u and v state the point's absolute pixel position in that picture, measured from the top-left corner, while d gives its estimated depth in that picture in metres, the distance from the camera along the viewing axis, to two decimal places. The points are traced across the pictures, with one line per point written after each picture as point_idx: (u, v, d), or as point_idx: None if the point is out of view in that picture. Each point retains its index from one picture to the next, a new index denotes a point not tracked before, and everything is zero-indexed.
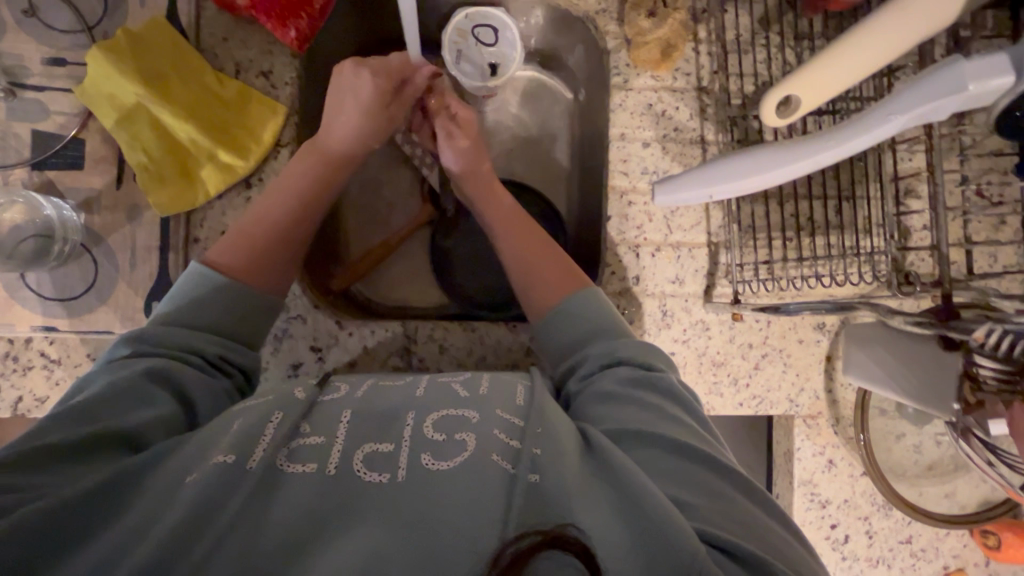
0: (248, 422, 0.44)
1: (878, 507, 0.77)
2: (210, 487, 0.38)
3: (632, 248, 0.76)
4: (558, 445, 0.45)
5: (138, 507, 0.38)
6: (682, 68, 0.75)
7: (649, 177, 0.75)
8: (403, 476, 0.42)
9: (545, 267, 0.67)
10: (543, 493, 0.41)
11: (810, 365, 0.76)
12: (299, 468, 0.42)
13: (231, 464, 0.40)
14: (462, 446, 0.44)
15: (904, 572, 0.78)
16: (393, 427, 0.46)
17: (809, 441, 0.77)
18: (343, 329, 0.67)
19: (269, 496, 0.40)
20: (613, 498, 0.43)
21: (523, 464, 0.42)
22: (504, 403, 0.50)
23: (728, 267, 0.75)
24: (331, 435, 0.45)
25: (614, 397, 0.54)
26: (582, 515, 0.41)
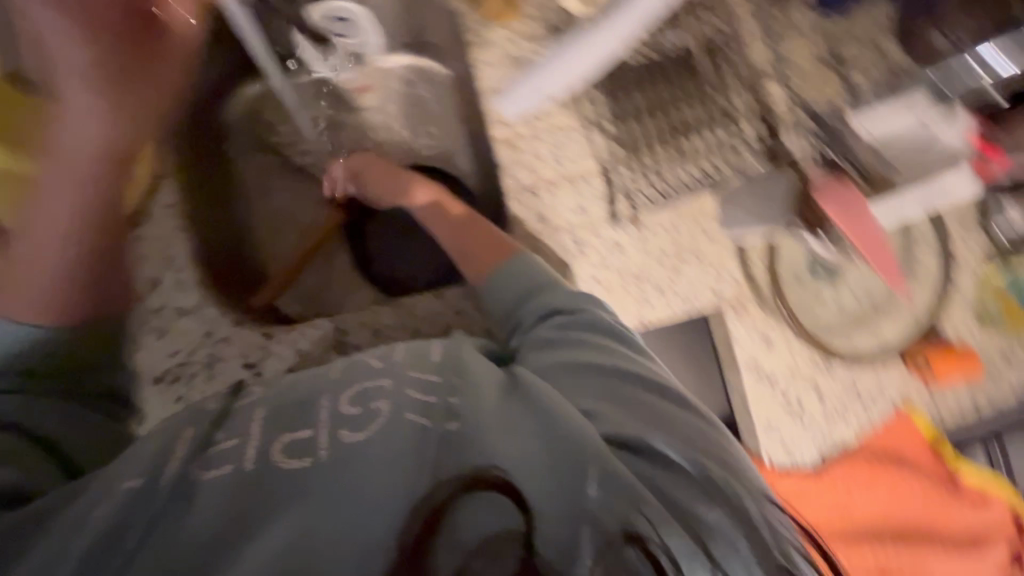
0: (158, 442, 0.49)
1: (819, 367, 0.82)
2: (124, 508, 0.44)
3: (529, 190, 0.79)
4: (474, 396, 0.51)
5: (53, 537, 0.43)
6: (530, 13, 0.78)
7: (527, 120, 0.78)
8: (325, 456, 0.46)
9: (474, 242, 0.72)
10: (454, 441, 0.47)
11: (724, 255, 0.80)
12: (216, 472, 0.46)
13: (140, 486, 0.45)
14: (375, 416, 0.49)
15: (864, 423, 0.81)
16: (308, 413, 0.49)
17: (741, 323, 0.81)
18: (270, 338, 0.72)
19: (187, 500, 0.44)
20: (535, 430, 0.49)
21: (438, 418, 0.49)
22: (418, 365, 0.55)
23: (623, 184, 0.79)
24: (243, 434, 0.48)
25: (551, 343, 0.59)
26: (496, 448, 0.46)
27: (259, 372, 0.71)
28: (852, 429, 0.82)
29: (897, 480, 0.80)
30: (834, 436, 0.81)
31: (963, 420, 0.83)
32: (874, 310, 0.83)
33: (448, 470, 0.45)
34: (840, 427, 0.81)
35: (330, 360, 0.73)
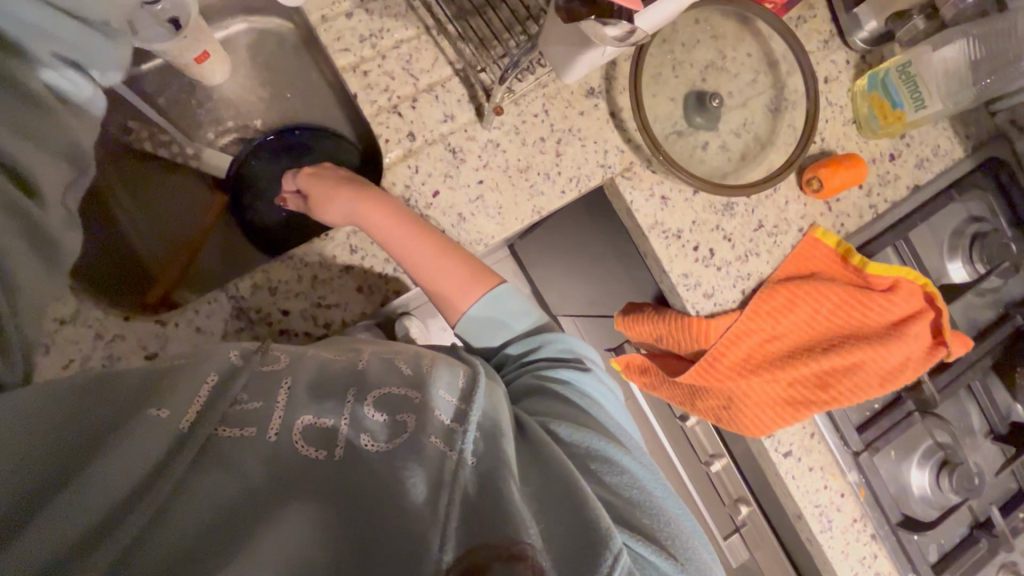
0: (190, 378, 0.47)
1: (721, 212, 0.85)
2: (151, 440, 0.42)
3: (391, 110, 0.76)
4: (498, 429, 0.53)
5: (58, 451, 0.40)
6: None
7: (369, 41, 0.76)
8: (342, 453, 0.48)
9: (448, 276, 0.70)
10: (484, 469, 0.48)
11: (600, 129, 0.81)
12: (237, 433, 0.46)
13: (167, 418, 0.44)
14: (404, 427, 0.50)
15: (771, 252, 0.86)
16: (334, 404, 0.50)
17: (637, 190, 0.82)
18: (166, 324, 0.69)
19: (208, 458, 0.44)
20: (538, 473, 0.52)
21: (463, 447, 0.49)
22: (446, 382, 0.55)
23: (483, 82, 0.78)
24: (268, 400, 0.49)
25: (540, 391, 0.64)
26: (517, 484, 0.47)
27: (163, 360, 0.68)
28: (762, 261, 0.86)
29: (816, 294, 0.81)
30: (747, 272, 0.85)
31: (862, 225, 0.88)
32: (762, 145, 0.85)
33: (478, 500, 0.45)
34: (755, 263, 0.85)
35: (236, 330, 0.71)
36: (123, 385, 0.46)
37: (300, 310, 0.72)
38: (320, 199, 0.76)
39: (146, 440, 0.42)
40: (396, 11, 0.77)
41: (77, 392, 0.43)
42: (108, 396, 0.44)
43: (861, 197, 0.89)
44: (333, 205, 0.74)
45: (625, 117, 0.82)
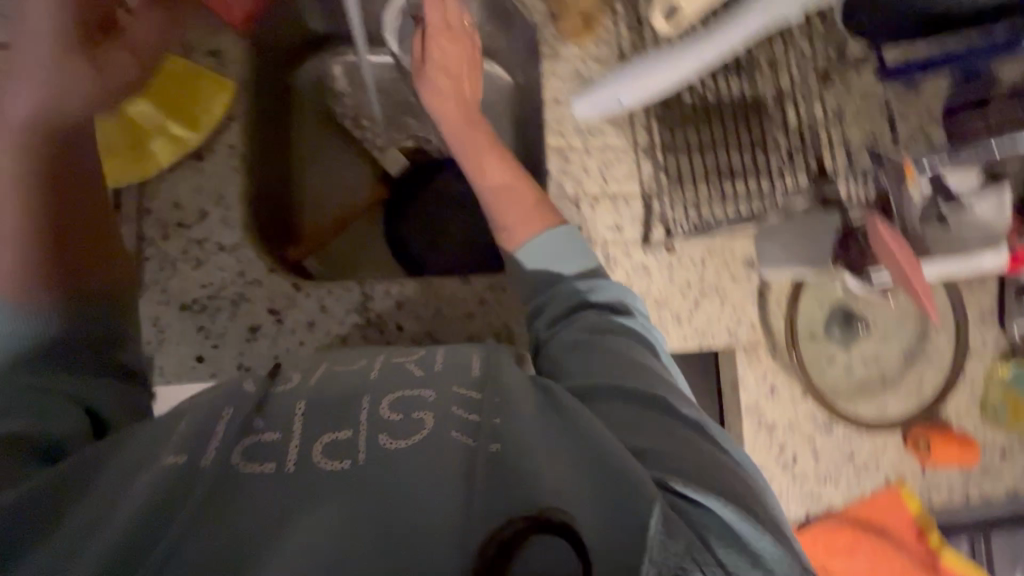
0: (199, 417, 0.47)
1: (819, 426, 0.83)
2: (162, 481, 0.41)
3: (573, 200, 0.81)
4: (518, 416, 0.48)
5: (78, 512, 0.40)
6: (604, 38, 0.82)
7: (583, 135, 0.81)
8: (364, 460, 0.43)
9: (517, 193, 0.71)
10: (501, 461, 0.44)
11: (744, 299, 0.83)
12: (258, 468, 0.43)
13: (181, 462, 0.42)
14: (418, 426, 0.47)
15: (851, 487, 0.83)
16: (347, 412, 0.47)
17: (751, 369, 0.82)
18: (300, 290, 0.73)
19: (221, 498, 0.41)
20: (570, 450, 0.46)
21: (483, 437, 0.46)
22: (459, 379, 0.53)
23: (661, 212, 0.81)
24: (287, 430, 0.45)
25: (579, 344, 0.59)
26: (542, 470, 0.42)
27: (281, 320, 0.73)
28: (837, 491, 0.83)
29: (880, 555, 0.79)
30: (819, 495, 0.83)
31: (947, 503, 0.85)
32: (883, 384, 0.85)
33: (502, 491, 0.41)
34: (830, 490, 0.83)
35: (352, 323, 0.74)
36: (139, 439, 0.46)
37: (413, 332, 0.75)
38: (467, 159, 0.77)
39: (140, 498, 0.40)
40: (617, 120, 0.82)
41: (96, 454, 0.45)
42: (106, 467, 0.44)
43: (958, 478, 0.85)
44: (473, 162, 0.76)
45: (772, 300, 0.83)
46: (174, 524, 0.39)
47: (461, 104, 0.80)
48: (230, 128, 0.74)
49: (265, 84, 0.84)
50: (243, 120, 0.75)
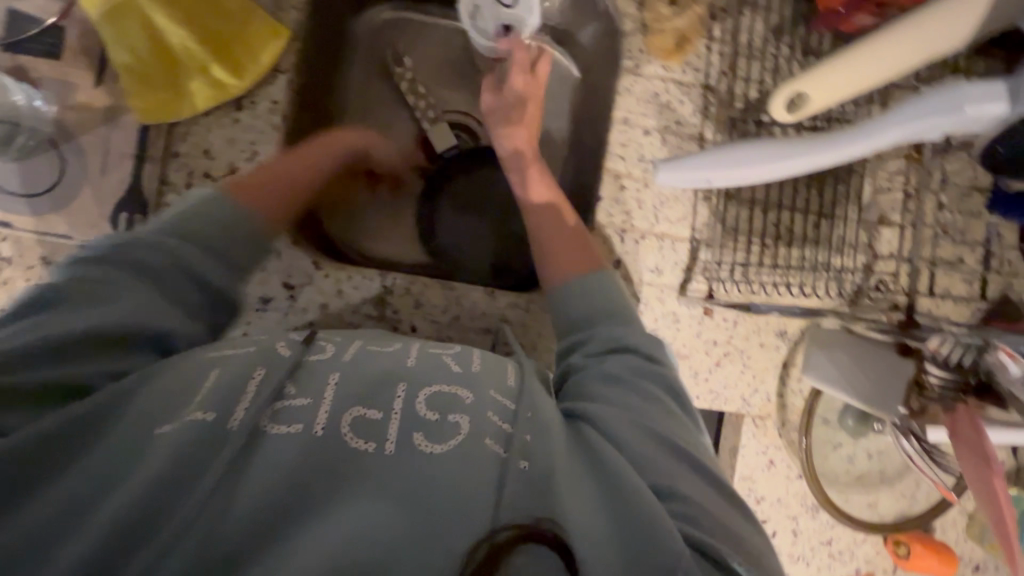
0: (234, 374, 0.44)
1: (807, 508, 0.82)
2: (184, 447, 0.39)
3: (618, 231, 0.76)
4: (550, 435, 0.47)
5: (96, 460, 0.39)
6: (692, 63, 0.75)
7: (644, 165, 0.76)
8: (392, 450, 0.42)
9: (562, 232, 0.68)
10: (532, 479, 0.43)
11: (766, 369, 0.80)
12: (284, 431, 0.41)
13: (210, 422, 0.41)
14: (455, 429, 0.44)
15: (820, 572, 0.83)
16: (384, 394, 0.45)
17: (755, 439, 0.81)
18: (319, 269, 0.70)
19: (246, 461, 0.40)
20: (596, 490, 0.46)
21: (515, 450, 0.44)
22: (498, 385, 0.50)
23: (706, 264, 0.77)
24: (317, 396, 0.44)
25: (614, 379, 0.55)
26: (567, 507, 0.42)
27: (295, 296, 0.70)
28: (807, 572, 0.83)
29: None
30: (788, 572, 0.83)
31: None
32: (879, 479, 0.83)
33: (524, 502, 0.41)
34: (799, 568, 0.83)
35: (365, 313, 0.71)
36: (170, 375, 0.45)
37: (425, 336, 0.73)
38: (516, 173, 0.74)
39: (165, 452, 0.39)
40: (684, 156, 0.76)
41: (107, 411, 0.42)
42: (139, 399, 0.43)
43: None
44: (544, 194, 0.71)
45: (793, 376, 0.81)
46: (206, 478, 0.38)
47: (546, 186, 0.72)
48: (277, 80, 0.68)
49: (319, 35, 0.78)
50: (292, 74, 0.68)
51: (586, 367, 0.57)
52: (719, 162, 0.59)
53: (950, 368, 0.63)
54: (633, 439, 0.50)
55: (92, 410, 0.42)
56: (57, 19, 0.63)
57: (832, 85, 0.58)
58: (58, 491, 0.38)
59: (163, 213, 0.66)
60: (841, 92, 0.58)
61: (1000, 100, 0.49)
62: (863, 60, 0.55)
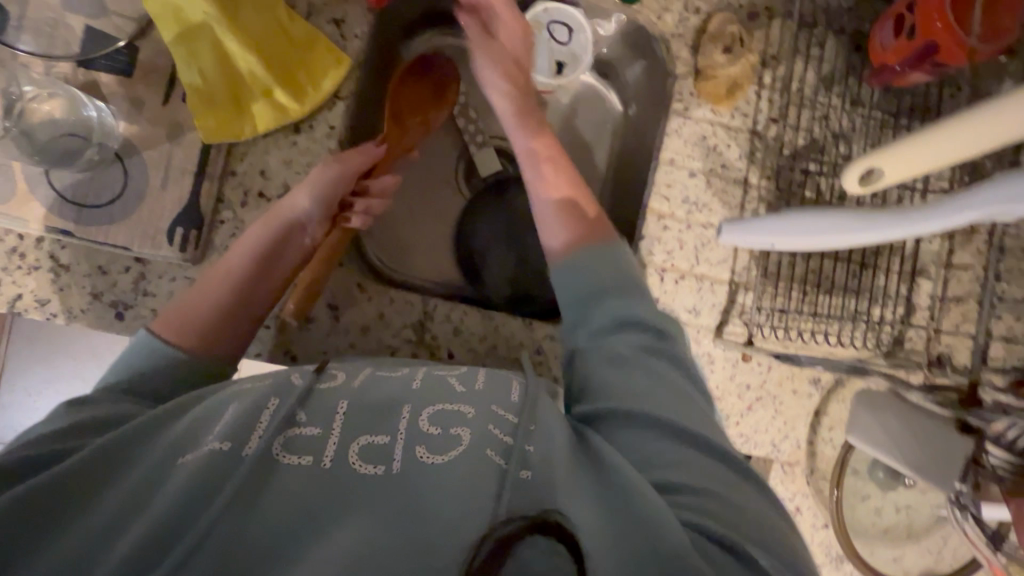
0: (246, 407, 0.44)
1: (831, 558, 0.82)
2: (201, 474, 0.39)
3: (658, 271, 0.76)
4: (553, 442, 0.46)
5: (114, 494, 0.39)
6: (741, 108, 0.76)
7: (688, 206, 0.76)
8: (399, 468, 0.42)
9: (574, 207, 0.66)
10: (536, 486, 0.41)
11: (797, 416, 0.79)
12: (295, 460, 0.41)
13: (225, 452, 0.40)
14: (456, 441, 0.44)
15: None
16: (389, 417, 0.45)
17: (782, 486, 0.80)
18: (363, 291, 0.72)
19: (258, 488, 0.39)
20: (602, 500, 0.44)
21: (515, 461, 0.43)
22: (500, 399, 0.49)
23: (745, 307, 0.77)
24: (325, 426, 0.43)
25: (620, 358, 0.54)
26: (572, 509, 0.41)
27: (338, 317, 0.71)
28: None
29: None
30: None
31: None
32: (906, 534, 0.82)
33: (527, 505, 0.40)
34: None
35: (405, 338, 0.72)
36: (195, 414, 0.44)
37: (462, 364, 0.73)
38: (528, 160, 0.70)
39: (179, 482, 0.38)
40: (729, 200, 0.76)
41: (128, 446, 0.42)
42: (156, 439, 0.42)
43: None
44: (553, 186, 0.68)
45: (824, 424, 0.80)
46: (212, 505, 0.37)
47: (555, 161, 0.70)
48: (337, 107, 0.69)
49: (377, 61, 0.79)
50: (350, 100, 0.70)
51: (596, 343, 0.57)
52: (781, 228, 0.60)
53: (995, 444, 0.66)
54: (652, 429, 0.49)
55: (110, 445, 0.41)
56: (130, 39, 0.65)
57: (909, 160, 0.57)
58: (80, 528, 0.37)
59: (216, 230, 0.68)
60: (917, 168, 0.57)
61: None
62: (945, 138, 0.53)
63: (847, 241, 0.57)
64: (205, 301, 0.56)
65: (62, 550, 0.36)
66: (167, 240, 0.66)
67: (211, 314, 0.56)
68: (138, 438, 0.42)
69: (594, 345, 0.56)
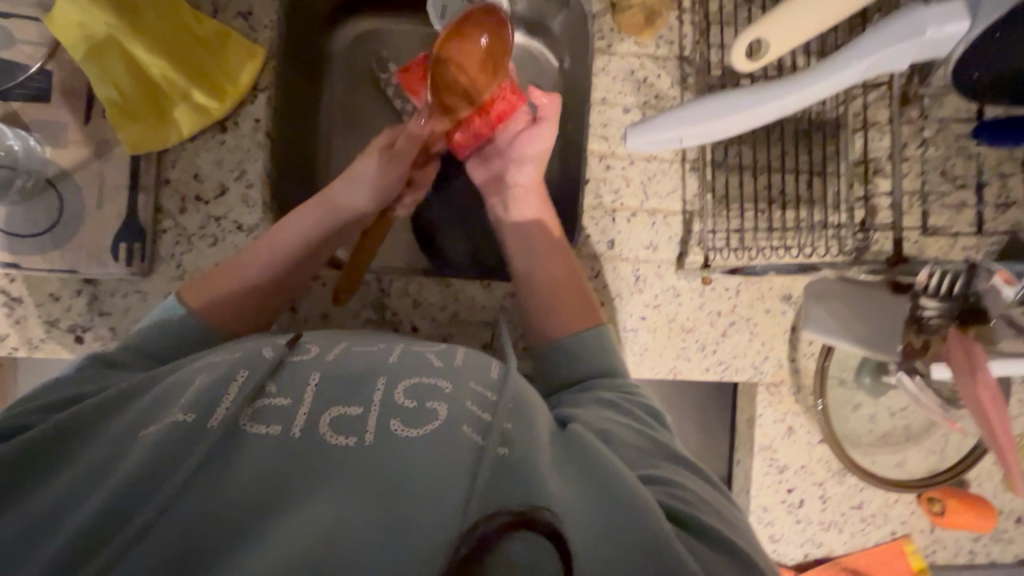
0: (215, 377, 0.43)
1: (832, 473, 0.81)
2: (164, 445, 0.38)
3: (609, 212, 0.76)
4: (531, 424, 0.44)
5: (81, 463, 0.39)
6: (665, 36, 0.76)
7: (628, 143, 0.76)
8: (371, 440, 0.39)
9: (566, 297, 0.63)
10: (511, 467, 0.40)
11: (774, 335, 0.78)
12: (261, 430, 0.39)
13: (190, 423, 0.39)
14: (433, 415, 0.41)
15: (854, 536, 0.82)
16: (363, 388, 0.43)
17: (771, 407, 0.79)
18: (316, 279, 0.72)
19: (223, 458, 0.38)
20: (579, 479, 0.42)
21: (493, 437, 0.41)
22: (479, 376, 0.47)
23: (701, 235, 0.76)
24: (297, 396, 0.42)
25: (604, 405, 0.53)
26: (551, 486, 0.40)
27: (295, 308, 0.71)
28: (840, 538, 0.82)
29: None
30: (820, 539, 0.81)
31: (949, 562, 0.83)
32: (906, 438, 0.80)
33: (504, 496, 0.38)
34: (832, 536, 0.81)
35: (366, 318, 0.72)
36: (168, 382, 0.45)
37: (427, 335, 0.73)
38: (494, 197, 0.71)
39: (143, 451, 0.38)
40: None
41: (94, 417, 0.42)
42: (121, 414, 0.42)
43: (967, 540, 0.83)
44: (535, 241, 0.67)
45: (803, 339, 0.79)
46: (176, 476, 0.37)
47: (573, 299, 0.64)
48: (258, 99, 0.70)
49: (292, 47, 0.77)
50: (271, 91, 0.70)
51: (581, 395, 0.56)
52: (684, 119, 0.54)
53: (943, 298, 0.54)
54: (632, 446, 0.49)
55: (79, 417, 0.42)
56: (43, 64, 0.65)
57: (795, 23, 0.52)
58: (45, 496, 0.37)
59: (160, 240, 0.68)
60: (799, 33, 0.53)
61: (964, 19, 0.42)
62: None
63: (762, 115, 0.51)
64: (240, 279, 0.59)
65: (31, 514, 0.36)
66: (112, 257, 0.66)
67: (246, 293, 0.59)
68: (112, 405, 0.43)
69: (581, 394, 0.56)
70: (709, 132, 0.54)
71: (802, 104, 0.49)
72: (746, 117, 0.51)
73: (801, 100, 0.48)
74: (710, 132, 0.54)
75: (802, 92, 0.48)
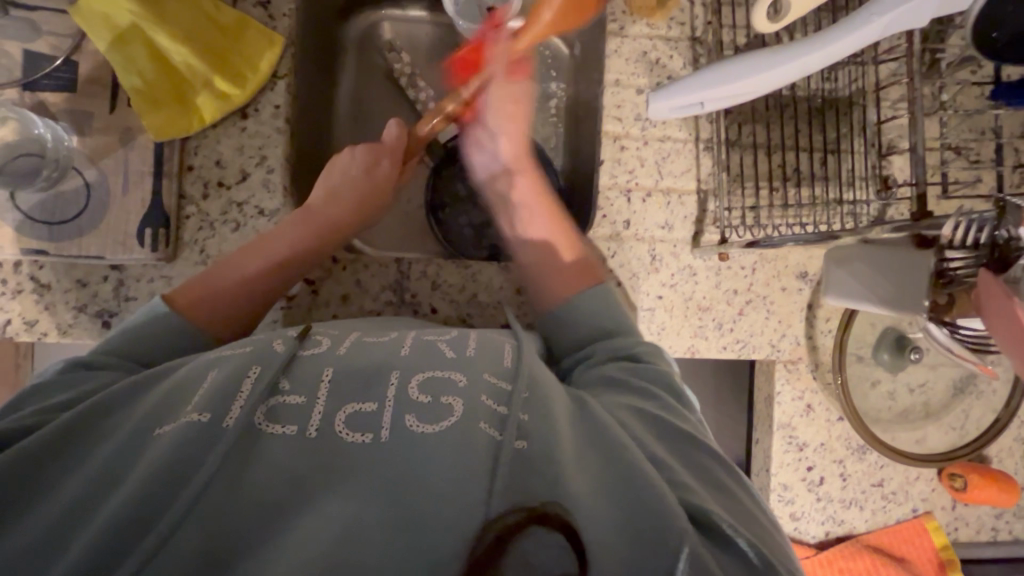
0: (227, 374, 0.43)
1: (852, 451, 0.81)
2: (184, 442, 0.38)
3: (624, 192, 0.76)
4: (548, 415, 0.44)
5: (102, 455, 0.39)
6: (677, 18, 0.76)
7: (642, 123, 0.77)
8: (387, 437, 0.40)
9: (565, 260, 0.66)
10: (528, 461, 0.39)
11: (791, 313, 0.79)
12: (279, 429, 0.40)
13: (206, 421, 0.39)
14: (448, 411, 0.41)
15: (875, 513, 0.82)
16: (378, 384, 0.43)
17: (789, 385, 0.79)
18: (337, 262, 0.73)
19: (243, 456, 0.38)
20: (604, 469, 0.42)
21: (510, 432, 0.41)
22: (493, 367, 0.47)
23: (716, 213, 0.77)
24: (311, 394, 0.42)
25: (615, 382, 0.54)
26: (574, 487, 0.39)
27: (315, 291, 0.72)
28: (861, 516, 0.82)
29: None
30: (841, 517, 0.81)
31: (972, 540, 0.83)
32: (926, 414, 0.79)
33: (521, 494, 0.37)
34: (853, 514, 0.81)
35: (385, 300, 0.74)
36: (175, 377, 0.45)
37: (445, 316, 0.74)
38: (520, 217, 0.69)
39: (163, 448, 0.38)
40: None
41: (110, 409, 0.43)
42: (136, 408, 0.43)
43: (989, 515, 0.83)
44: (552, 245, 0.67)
45: (820, 316, 0.79)
46: (196, 476, 0.37)
47: (563, 267, 0.66)
48: (277, 86, 0.71)
49: (308, 36, 0.79)
50: (289, 78, 0.72)
51: (588, 370, 0.57)
52: (699, 85, 0.57)
53: (970, 249, 0.49)
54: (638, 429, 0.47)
55: (94, 409, 0.43)
56: (68, 55, 0.67)
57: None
58: (65, 492, 0.37)
59: (183, 225, 0.69)
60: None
61: None
62: None
63: (778, 77, 0.52)
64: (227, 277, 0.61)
65: (59, 505, 0.37)
66: (137, 242, 0.68)
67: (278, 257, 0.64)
68: (120, 402, 0.44)
69: (590, 370, 0.57)
70: (726, 97, 0.57)
71: (812, 65, 0.50)
72: (771, 75, 0.52)
73: (819, 60, 0.49)
74: (728, 97, 0.57)
75: (825, 49, 0.49)
